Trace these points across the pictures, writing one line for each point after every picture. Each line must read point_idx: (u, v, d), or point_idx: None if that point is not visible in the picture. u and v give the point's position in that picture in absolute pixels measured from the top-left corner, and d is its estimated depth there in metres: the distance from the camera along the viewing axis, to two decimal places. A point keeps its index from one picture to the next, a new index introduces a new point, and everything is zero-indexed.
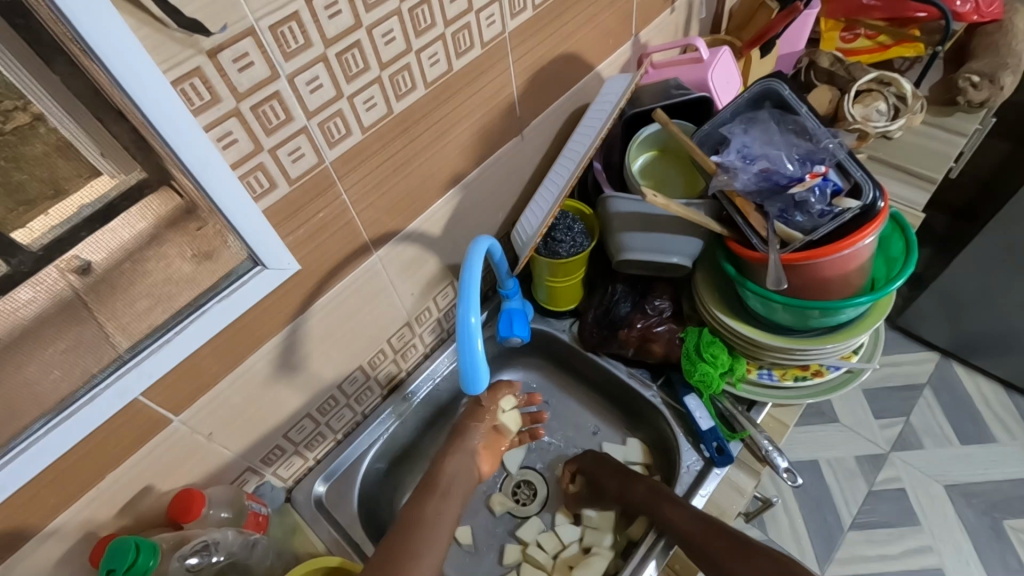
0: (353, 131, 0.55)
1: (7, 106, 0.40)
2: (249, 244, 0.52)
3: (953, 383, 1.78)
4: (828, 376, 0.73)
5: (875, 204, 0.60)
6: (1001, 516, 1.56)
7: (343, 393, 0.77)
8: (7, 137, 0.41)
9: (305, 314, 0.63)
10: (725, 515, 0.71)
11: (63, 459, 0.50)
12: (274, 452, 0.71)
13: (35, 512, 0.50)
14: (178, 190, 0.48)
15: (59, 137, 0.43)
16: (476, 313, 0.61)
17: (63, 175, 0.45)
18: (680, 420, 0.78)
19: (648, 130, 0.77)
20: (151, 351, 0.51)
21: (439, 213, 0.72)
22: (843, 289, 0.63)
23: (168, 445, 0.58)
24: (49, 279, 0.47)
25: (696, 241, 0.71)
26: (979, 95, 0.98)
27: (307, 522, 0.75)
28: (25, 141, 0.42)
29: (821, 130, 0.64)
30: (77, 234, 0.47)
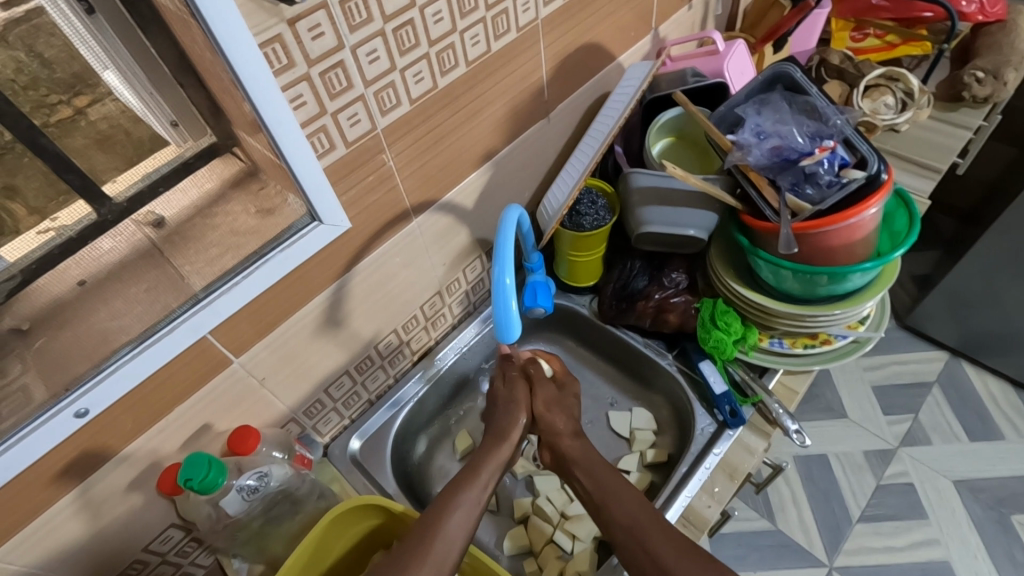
0: (402, 102, 0.61)
1: (53, 100, 0.45)
2: (310, 199, 0.58)
3: (961, 382, 1.81)
4: (836, 344, 0.78)
5: (880, 175, 0.64)
6: (1008, 511, 1.58)
7: (378, 354, 0.82)
8: (52, 130, 0.46)
9: (351, 272, 0.69)
10: (738, 474, 0.75)
11: (142, 387, 0.55)
12: (316, 406, 0.77)
13: (114, 436, 0.55)
14: (240, 155, 0.57)
15: (97, 129, 0.48)
16: (511, 275, 0.65)
17: (100, 167, 0.50)
18: (695, 386, 0.83)
19: (667, 115, 0.83)
20: (223, 291, 0.57)
21: (472, 186, 0.78)
22: (850, 257, 0.68)
23: (227, 385, 0.63)
24: (128, 230, 0.54)
25: (712, 215, 0.77)
26: (983, 90, 1.03)
27: (344, 473, 0.80)
28: (68, 133, 0.47)
29: (829, 108, 0.69)
30: (155, 190, 0.54)
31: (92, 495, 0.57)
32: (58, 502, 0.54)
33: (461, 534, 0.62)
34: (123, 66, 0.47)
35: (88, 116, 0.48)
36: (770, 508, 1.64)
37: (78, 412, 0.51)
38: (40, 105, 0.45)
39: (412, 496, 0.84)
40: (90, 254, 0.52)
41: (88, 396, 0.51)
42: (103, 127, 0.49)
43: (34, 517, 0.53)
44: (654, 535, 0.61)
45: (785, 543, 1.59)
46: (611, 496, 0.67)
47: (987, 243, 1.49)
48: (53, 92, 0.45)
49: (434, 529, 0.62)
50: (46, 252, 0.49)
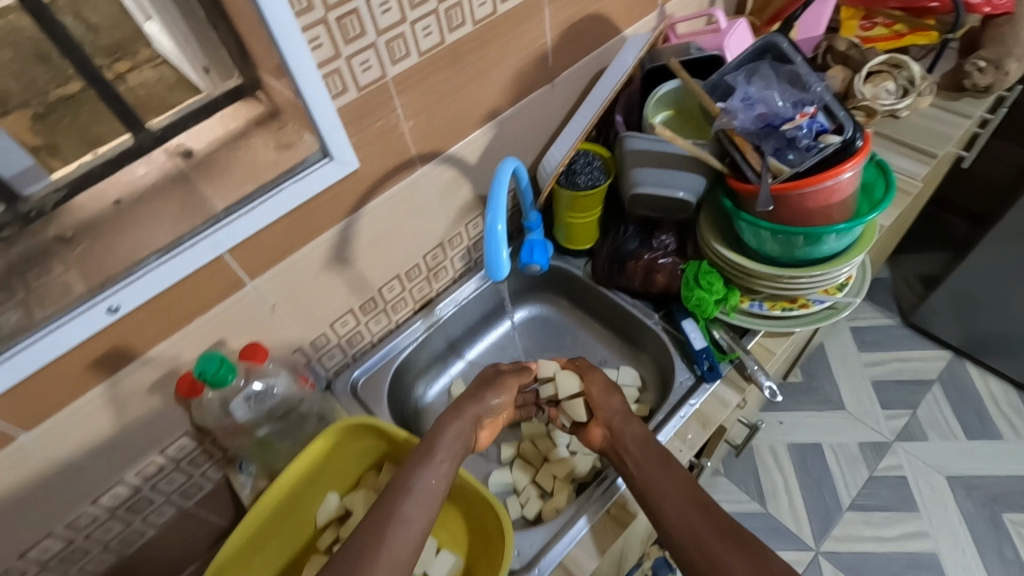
0: (411, 53, 0.67)
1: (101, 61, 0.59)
2: (323, 136, 0.64)
3: (963, 382, 1.81)
4: (813, 309, 0.82)
5: (854, 141, 0.69)
6: (1000, 509, 1.59)
7: (381, 298, 0.88)
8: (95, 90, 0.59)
9: (358, 213, 0.75)
10: (711, 423, 0.79)
11: (166, 294, 0.62)
12: (321, 339, 0.83)
13: (140, 336, 0.62)
14: (263, 97, 0.68)
15: (135, 91, 0.62)
16: (502, 223, 0.71)
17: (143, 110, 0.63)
18: (678, 344, 0.87)
19: (666, 87, 0.87)
20: (241, 213, 0.63)
21: (476, 143, 0.83)
22: (826, 220, 0.72)
23: (241, 306, 0.70)
24: (158, 159, 0.65)
25: (701, 178, 0.81)
26: (984, 79, 1.06)
27: (344, 405, 0.86)
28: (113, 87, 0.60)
29: (811, 77, 0.73)
30: (185, 123, 0.66)
31: (118, 391, 0.64)
32: (89, 391, 0.62)
33: (445, 453, 0.68)
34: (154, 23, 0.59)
35: (127, 80, 0.61)
36: (761, 492, 1.67)
37: (110, 308, 0.57)
38: (84, 69, 0.58)
39: None
40: (124, 176, 0.64)
41: (118, 294, 0.58)
42: (139, 91, 0.62)
43: (68, 401, 0.60)
44: (701, 523, 0.63)
45: (773, 525, 1.62)
46: (656, 483, 0.68)
47: (992, 242, 1.49)
48: (99, 55, 0.58)
49: (420, 446, 0.68)
50: (85, 172, 0.62)
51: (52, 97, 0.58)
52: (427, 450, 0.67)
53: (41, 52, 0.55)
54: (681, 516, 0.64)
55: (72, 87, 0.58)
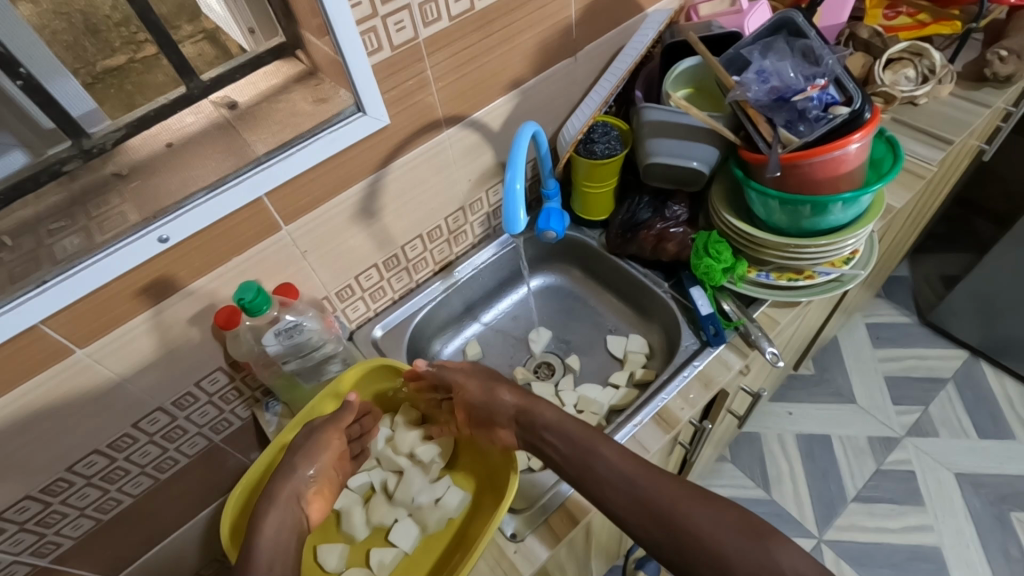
0: (443, 18, 0.71)
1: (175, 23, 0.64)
2: (357, 92, 0.69)
3: (978, 382, 1.80)
4: (818, 280, 0.84)
5: (863, 113, 0.71)
6: (1008, 508, 1.58)
7: (404, 256, 0.93)
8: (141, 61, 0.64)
9: (386, 169, 0.80)
10: (712, 384, 0.83)
11: (210, 230, 0.67)
12: (346, 290, 0.88)
13: (185, 269, 0.68)
14: (302, 57, 0.74)
15: (190, 51, 0.67)
16: (521, 182, 0.75)
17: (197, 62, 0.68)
18: (685, 311, 0.91)
19: (685, 63, 0.89)
20: (279, 159, 0.68)
21: (499, 110, 0.88)
22: (832, 190, 0.75)
23: (276, 249, 0.75)
24: (207, 109, 0.70)
25: (714, 150, 0.84)
26: (1004, 68, 1.07)
27: (364, 355, 0.92)
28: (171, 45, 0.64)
29: (824, 51, 0.76)
30: (232, 75, 0.71)
31: (162, 319, 0.70)
32: (137, 317, 0.67)
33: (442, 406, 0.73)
34: None
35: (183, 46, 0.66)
36: (765, 479, 1.69)
37: (160, 238, 0.63)
38: (129, 41, 0.62)
39: None
40: (174, 124, 0.69)
41: (168, 225, 0.63)
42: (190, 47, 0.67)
43: (118, 324, 0.66)
44: (647, 487, 0.63)
45: (775, 512, 1.64)
46: (587, 462, 0.67)
47: (1013, 242, 1.49)
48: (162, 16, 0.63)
49: None
50: (144, 114, 0.67)
51: (100, 67, 0.62)
52: None
53: (90, 24, 0.59)
54: (630, 486, 0.63)
55: (121, 55, 0.63)
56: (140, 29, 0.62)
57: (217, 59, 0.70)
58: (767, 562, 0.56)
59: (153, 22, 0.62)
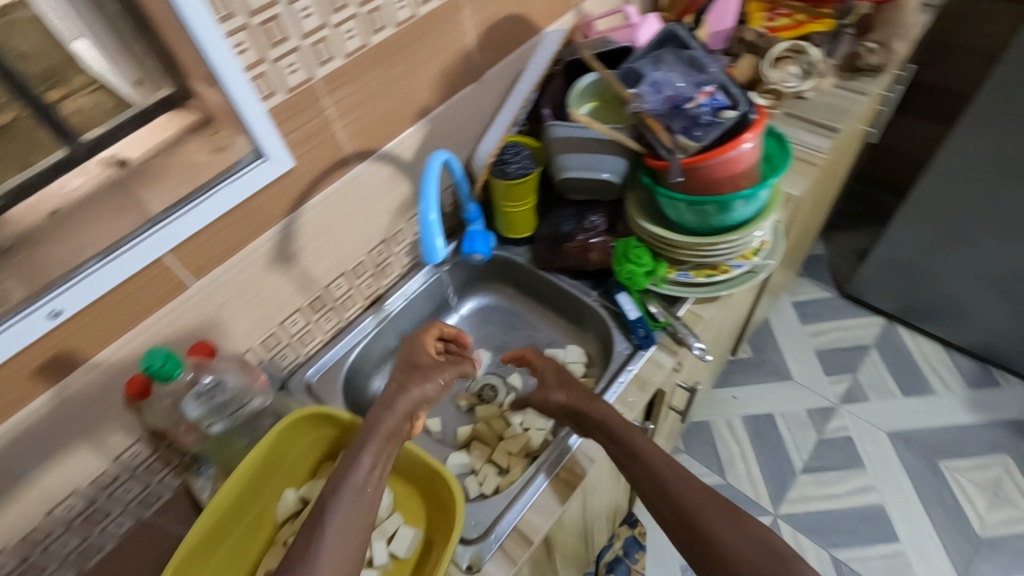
0: (337, 56, 0.71)
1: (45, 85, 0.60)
2: (255, 138, 0.67)
3: (898, 345, 1.93)
4: (733, 273, 0.88)
5: (749, 116, 0.76)
6: (938, 458, 1.70)
7: (330, 296, 0.91)
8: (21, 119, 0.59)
9: (299, 211, 0.78)
10: (648, 385, 0.85)
11: (110, 296, 0.64)
12: (272, 339, 0.85)
13: (87, 340, 0.64)
14: (195, 107, 0.68)
15: (72, 117, 0.62)
16: (435, 212, 0.75)
17: (79, 122, 0.63)
18: (614, 316, 0.93)
19: (585, 79, 0.93)
20: (179, 215, 0.65)
21: (410, 140, 0.87)
22: (733, 188, 0.79)
23: (188, 307, 0.72)
24: (94, 169, 0.65)
25: (622, 160, 0.87)
26: (875, 58, 1.20)
27: (299, 403, 0.88)
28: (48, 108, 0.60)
29: (707, 60, 0.80)
30: (118, 133, 0.66)
31: (66, 397, 0.65)
32: (37, 397, 0.63)
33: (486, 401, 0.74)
34: (93, 38, 0.61)
35: (63, 108, 0.62)
36: (720, 464, 1.74)
37: (52, 312, 0.59)
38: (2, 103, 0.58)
39: None
40: (58, 189, 0.63)
41: (61, 298, 0.60)
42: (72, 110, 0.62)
43: (15, 409, 0.61)
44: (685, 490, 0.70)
45: (733, 494, 1.69)
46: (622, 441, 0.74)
47: (909, 213, 1.61)
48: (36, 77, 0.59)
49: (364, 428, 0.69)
50: (22, 183, 0.61)
51: None
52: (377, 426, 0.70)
53: None
54: (660, 484, 0.71)
55: (7, 113, 0.58)
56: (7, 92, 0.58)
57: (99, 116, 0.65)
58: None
59: (19, 85, 0.58)
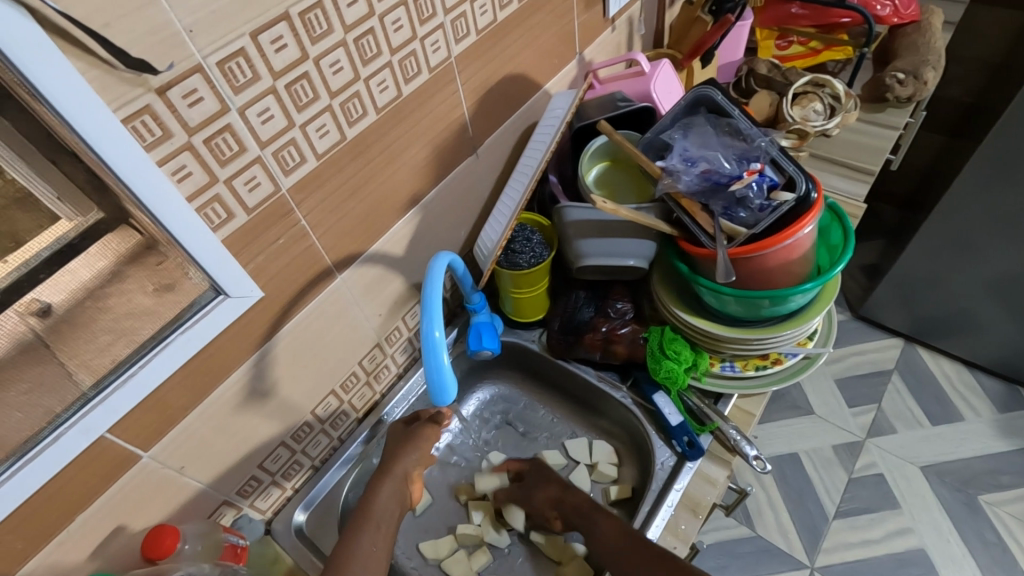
0: (308, 158, 0.57)
1: None
2: (210, 274, 0.53)
3: (918, 368, 1.69)
4: (787, 363, 0.76)
5: (809, 195, 0.64)
6: (975, 492, 1.48)
7: (317, 419, 0.77)
8: None
9: (273, 339, 0.64)
10: (700, 506, 0.72)
11: (31, 501, 0.49)
12: (250, 483, 0.71)
13: (4, 560, 0.50)
14: (138, 227, 0.50)
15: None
16: (440, 328, 0.59)
17: None
18: (651, 418, 0.80)
19: (595, 143, 0.80)
20: (116, 386, 0.51)
21: (401, 233, 0.74)
22: (789, 279, 0.67)
23: (140, 481, 0.58)
24: (10, 324, 0.48)
25: (649, 243, 0.75)
26: (905, 90, 1.04)
27: (287, 551, 0.75)
28: None
29: (753, 130, 0.69)
30: (36, 276, 0.48)
31: None
32: None
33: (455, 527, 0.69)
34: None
35: None
36: (746, 513, 1.50)
37: None
38: None
39: None
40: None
41: None
42: None
43: None
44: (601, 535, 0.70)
45: (764, 547, 1.45)
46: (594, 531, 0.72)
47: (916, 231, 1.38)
48: None
49: None
50: None
51: None
52: None
53: None
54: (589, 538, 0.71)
55: None
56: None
57: (4, 257, 0.46)
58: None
59: None
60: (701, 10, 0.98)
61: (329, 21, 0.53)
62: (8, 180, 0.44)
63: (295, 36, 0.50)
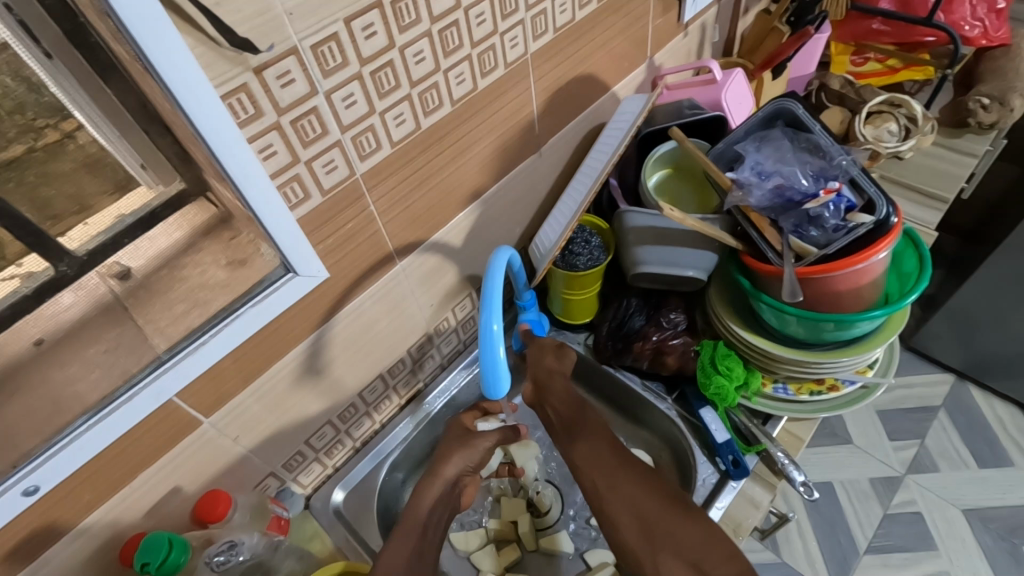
0: (383, 145, 0.58)
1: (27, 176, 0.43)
2: (282, 251, 0.55)
3: (970, 408, 1.61)
4: (844, 391, 0.74)
5: (888, 219, 0.62)
6: (1021, 542, 1.40)
7: (363, 401, 0.78)
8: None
9: (332, 320, 0.65)
10: (742, 529, 0.70)
11: (100, 457, 0.52)
12: (296, 458, 0.73)
13: (70, 509, 0.52)
14: (214, 201, 0.52)
15: (79, 257, 0.48)
16: (499, 322, 0.60)
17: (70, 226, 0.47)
18: (695, 432, 0.78)
19: (663, 148, 0.79)
20: (187, 352, 0.53)
21: (461, 226, 0.74)
22: (857, 303, 0.65)
23: (197, 446, 0.60)
24: (91, 283, 0.50)
25: (710, 254, 0.74)
26: (989, 116, 0.99)
27: (325, 529, 0.76)
28: (40, 187, 0.44)
29: (833, 147, 0.67)
30: (120, 241, 0.50)
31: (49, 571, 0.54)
32: None
33: None
34: (91, 110, 0.43)
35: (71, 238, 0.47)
36: (774, 540, 1.46)
37: (27, 491, 0.47)
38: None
39: None
40: (49, 310, 0.48)
41: (36, 474, 0.47)
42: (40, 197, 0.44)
43: None
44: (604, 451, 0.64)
45: None
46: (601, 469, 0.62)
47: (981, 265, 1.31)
48: None
49: None
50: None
51: None
52: None
53: None
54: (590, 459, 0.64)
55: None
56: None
57: (87, 220, 0.48)
58: (675, 522, 0.55)
59: None
60: (779, 21, 0.96)
61: (417, 11, 0.53)
62: (81, 145, 0.44)
63: (385, 24, 0.51)
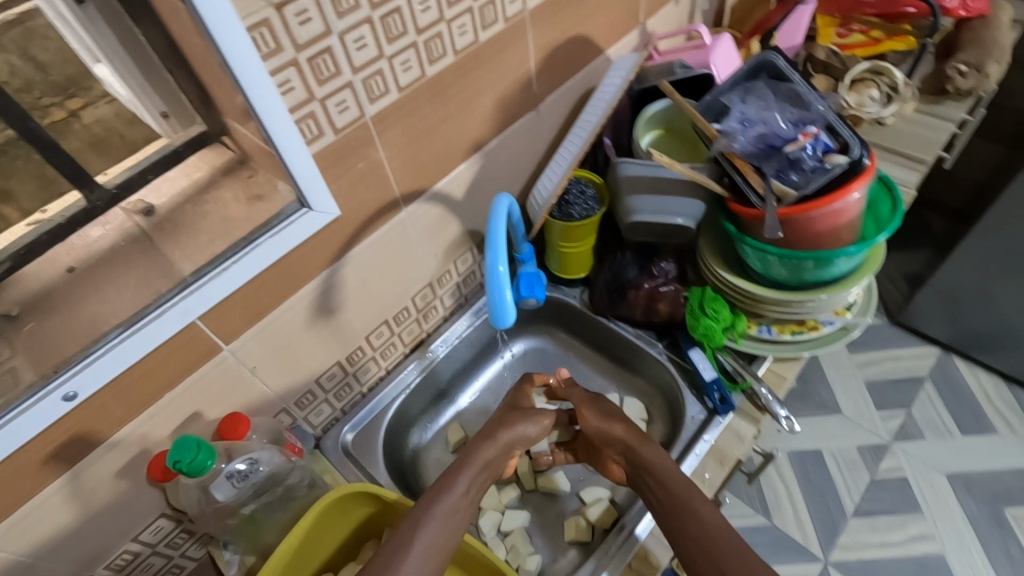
0: (390, 90, 0.62)
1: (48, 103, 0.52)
2: (298, 185, 0.59)
3: (955, 378, 1.66)
4: (824, 330, 0.78)
5: (861, 160, 0.67)
6: (1002, 505, 1.46)
7: (370, 346, 0.82)
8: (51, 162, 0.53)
9: (343, 260, 0.69)
10: (728, 460, 0.75)
11: (131, 372, 0.56)
12: (307, 397, 0.77)
13: (105, 422, 0.56)
14: (230, 144, 0.61)
15: (110, 193, 0.59)
16: (504, 263, 0.64)
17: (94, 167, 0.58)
18: (685, 374, 0.83)
19: (656, 106, 0.83)
20: (212, 277, 0.57)
21: (463, 176, 0.78)
22: (834, 242, 0.70)
23: (218, 372, 0.64)
24: (117, 217, 0.59)
25: (699, 204, 0.78)
26: (966, 82, 1.05)
27: (335, 465, 0.80)
28: (64, 128, 0.54)
29: (812, 96, 0.71)
30: (144, 176, 0.60)
31: (84, 481, 0.58)
32: (47, 488, 0.55)
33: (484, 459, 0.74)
34: (121, 63, 0.53)
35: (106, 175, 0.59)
36: (765, 504, 1.51)
37: (67, 395, 0.51)
38: (35, 106, 0.52)
39: (404, 485, 0.84)
40: (80, 241, 0.58)
41: (75, 379, 0.51)
42: None
43: (22, 502, 0.54)
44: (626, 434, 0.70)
45: (780, 538, 1.46)
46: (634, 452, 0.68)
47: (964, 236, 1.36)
48: (46, 96, 0.52)
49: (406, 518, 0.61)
50: (34, 239, 0.56)
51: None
52: (411, 518, 0.61)
53: None
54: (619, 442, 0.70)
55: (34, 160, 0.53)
56: (11, 132, 0.51)
57: (106, 169, 0.59)
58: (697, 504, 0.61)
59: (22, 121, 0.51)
60: None
61: None
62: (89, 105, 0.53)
63: None
